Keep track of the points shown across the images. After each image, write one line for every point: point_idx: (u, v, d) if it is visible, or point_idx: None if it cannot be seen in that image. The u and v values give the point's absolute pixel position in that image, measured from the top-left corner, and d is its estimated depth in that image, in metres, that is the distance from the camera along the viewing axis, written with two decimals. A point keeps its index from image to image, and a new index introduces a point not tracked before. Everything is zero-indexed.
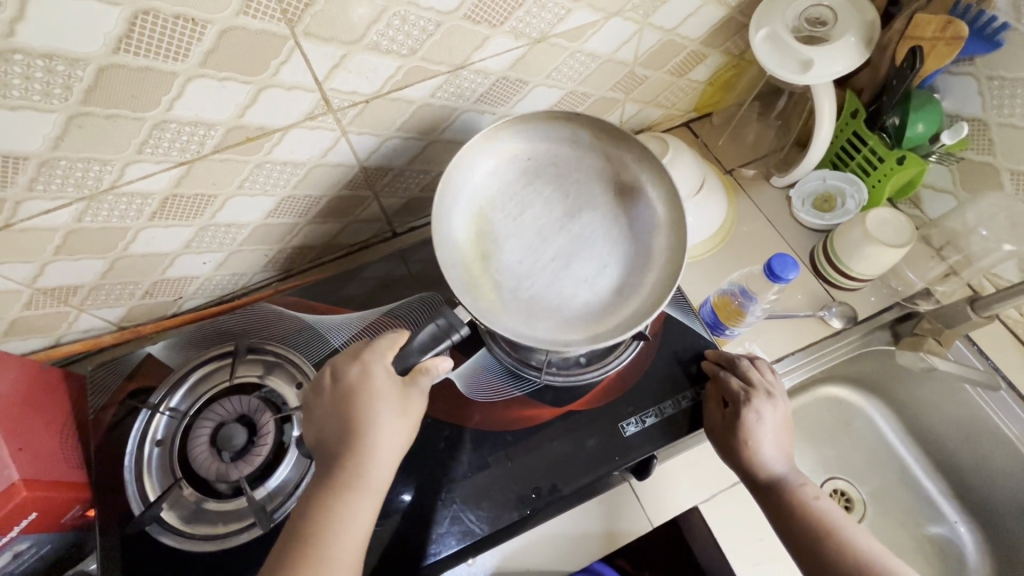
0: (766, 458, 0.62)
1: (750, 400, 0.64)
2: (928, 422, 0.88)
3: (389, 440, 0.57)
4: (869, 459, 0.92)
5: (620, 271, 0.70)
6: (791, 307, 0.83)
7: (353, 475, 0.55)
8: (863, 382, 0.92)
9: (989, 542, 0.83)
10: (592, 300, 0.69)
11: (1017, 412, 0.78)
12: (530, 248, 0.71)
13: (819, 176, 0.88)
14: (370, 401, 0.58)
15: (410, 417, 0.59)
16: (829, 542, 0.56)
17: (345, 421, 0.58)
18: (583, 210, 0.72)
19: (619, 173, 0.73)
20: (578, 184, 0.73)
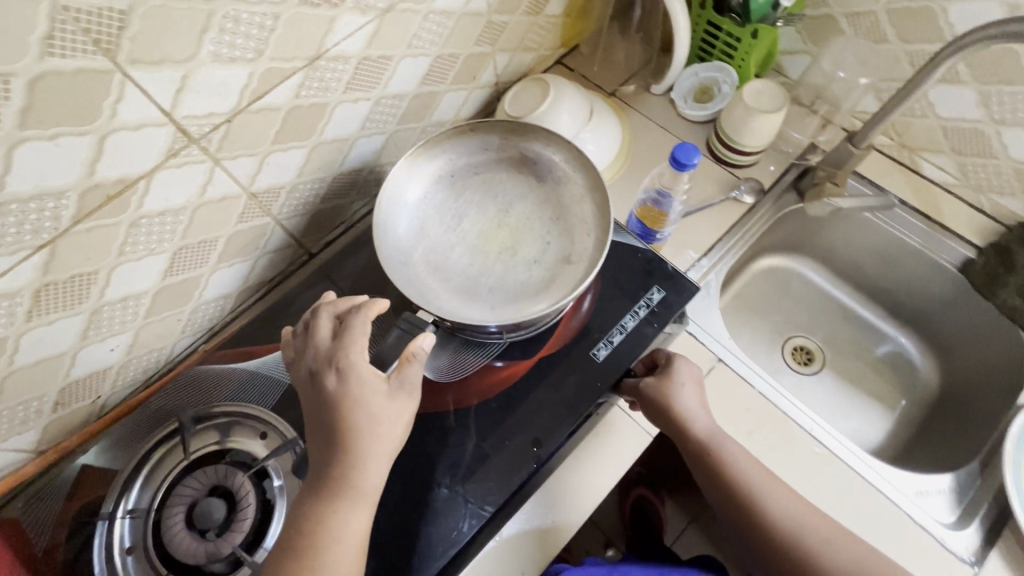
0: (699, 436, 0.64)
1: (678, 382, 0.66)
2: (849, 261, 0.97)
3: (374, 428, 0.53)
4: (814, 310, 1.01)
5: (559, 244, 0.68)
6: (706, 196, 0.87)
7: (349, 483, 0.52)
8: (789, 246, 0.99)
9: (926, 340, 0.94)
10: (542, 276, 0.66)
11: (912, 223, 0.86)
12: (476, 247, 0.69)
13: (691, 72, 0.93)
14: (351, 392, 0.53)
15: (403, 413, 0.55)
16: (746, 494, 0.61)
17: (330, 430, 0.53)
18: (513, 201, 0.71)
19: (534, 161, 0.72)
20: (504, 183, 0.72)
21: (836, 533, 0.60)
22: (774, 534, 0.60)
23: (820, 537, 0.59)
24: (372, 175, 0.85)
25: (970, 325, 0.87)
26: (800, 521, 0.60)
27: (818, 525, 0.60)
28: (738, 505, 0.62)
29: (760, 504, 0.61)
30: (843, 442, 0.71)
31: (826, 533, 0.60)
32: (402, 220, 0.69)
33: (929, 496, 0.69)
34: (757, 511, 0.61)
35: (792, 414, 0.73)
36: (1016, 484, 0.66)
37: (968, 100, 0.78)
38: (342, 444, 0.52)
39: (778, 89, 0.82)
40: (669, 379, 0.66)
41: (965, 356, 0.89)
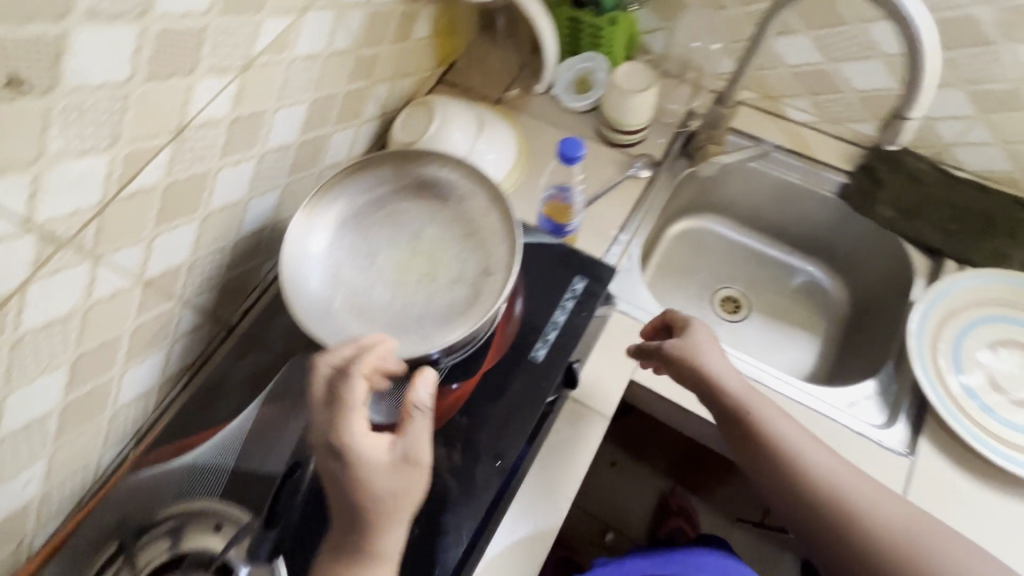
0: (729, 396, 0.65)
1: (697, 349, 0.68)
2: (749, 209, 1.04)
3: (387, 501, 0.50)
4: (731, 260, 1.08)
5: (475, 258, 0.68)
6: (605, 181, 0.91)
7: (370, 554, 0.51)
8: (693, 208, 1.06)
9: (829, 265, 1.03)
10: (466, 293, 0.67)
11: (790, 163, 0.93)
12: (396, 281, 0.68)
13: (567, 67, 0.97)
14: (356, 470, 0.50)
15: (414, 481, 0.51)
16: (783, 448, 0.62)
17: (346, 505, 0.51)
18: (422, 227, 0.71)
19: (432, 184, 0.72)
20: (410, 212, 0.72)
21: (875, 489, 0.60)
22: (816, 487, 0.60)
23: (864, 495, 0.59)
24: (276, 232, 0.82)
25: (861, 243, 0.96)
26: (842, 481, 0.60)
27: (862, 483, 0.60)
28: (774, 460, 0.62)
29: (795, 458, 0.61)
30: (775, 378, 0.77)
31: (866, 489, 0.60)
32: (313, 271, 0.66)
33: (860, 406, 0.76)
34: (797, 464, 0.61)
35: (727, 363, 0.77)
36: (926, 375, 0.73)
37: (807, 46, 0.86)
38: (359, 519, 0.51)
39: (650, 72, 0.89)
40: (688, 345, 0.68)
41: (863, 272, 0.97)
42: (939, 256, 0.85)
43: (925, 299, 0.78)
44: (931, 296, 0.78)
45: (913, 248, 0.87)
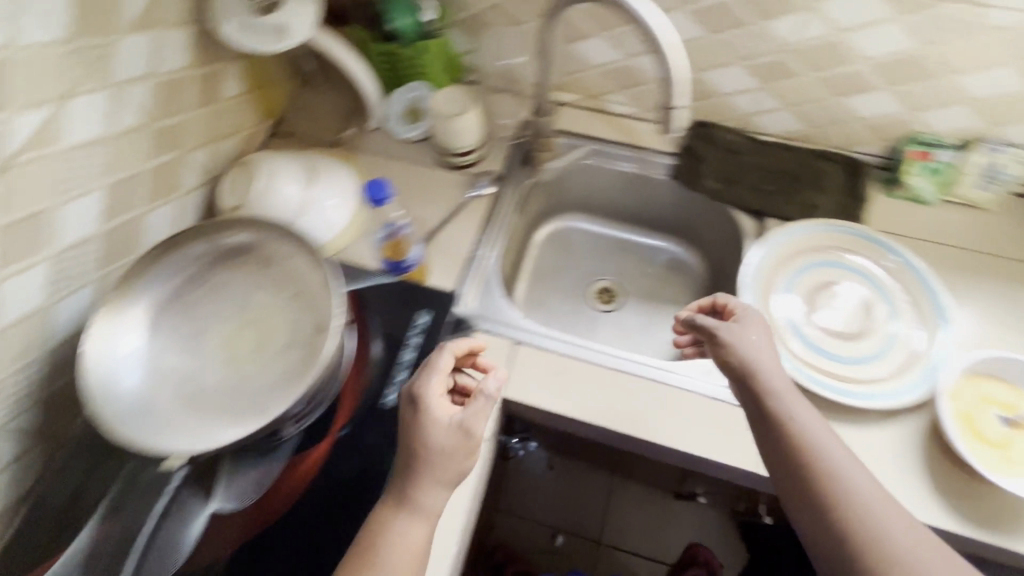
0: (775, 395, 0.62)
1: (752, 348, 0.65)
2: (602, 202, 1.09)
3: (435, 457, 0.55)
4: (599, 253, 1.13)
5: (305, 318, 0.67)
6: (451, 205, 0.93)
7: (406, 507, 0.55)
8: (552, 211, 1.11)
9: (685, 240, 1.09)
10: (299, 356, 0.65)
11: (620, 154, 0.98)
12: (228, 359, 0.65)
13: (393, 100, 0.96)
14: (419, 419, 0.57)
15: (462, 452, 0.55)
16: (811, 459, 0.58)
17: (404, 450, 0.57)
18: (248, 298, 0.69)
19: (250, 251, 0.70)
20: (232, 285, 0.69)
21: (910, 524, 0.54)
22: (841, 505, 0.55)
23: (898, 531, 0.53)
24: None
25: (702, 216, 1.01)
26: (876, 509, 0.54)
27: (901, 519, 0.54)
28: (800, 469, 0.58)
29: (823, 470, 0.57)
30: (636, 364, 0.80)
31: (901, 528, 0.53)
32: (129, 371, 0.62)
33: (716, 372, 0.79)
34: (829, 479, 0.56)
35: (589, 359, 0.80)
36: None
37: (604, 47, 0.89)
38: (407, 465, 0.56)
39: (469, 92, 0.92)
40: (745, 328, 0.67)
41: (711, 242, 1.03)
42: (762, 216, 0.92)
43: (756, 249, 0.84)
44: (763, 244, 0.84)
45: (741, 213, 0.93)
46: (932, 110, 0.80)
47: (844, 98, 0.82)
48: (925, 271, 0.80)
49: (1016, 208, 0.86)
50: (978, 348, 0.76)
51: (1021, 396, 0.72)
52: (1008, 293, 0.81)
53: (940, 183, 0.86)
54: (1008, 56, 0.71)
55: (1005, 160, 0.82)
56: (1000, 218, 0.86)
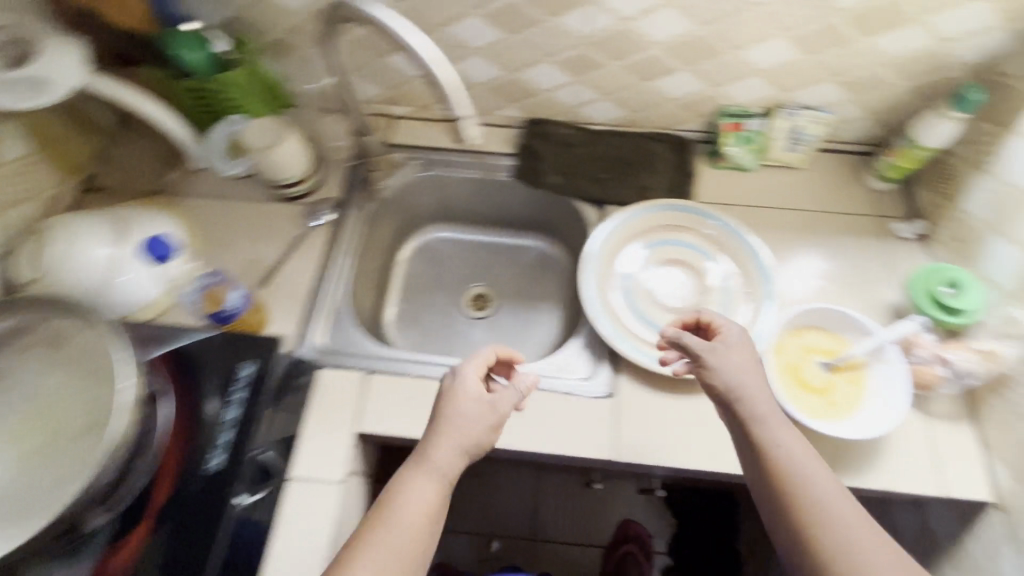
0: (759, 420, 0.58)
1: (735, 368, 0.61)
2: (461, 210, 1.08)
3: (460, 428, 0.60)
4: (470, 260, 1.12)
5: (98, 394, 0.61)
6: (291, 239, 0.89)
7: (423, 464, 0.59)
8: (413, 226, 1.08)
9: (548, 235, 1.10)
10: (94, 438, 0.59)
11: (461, 162, 0.97)
12: (19, 456, 0.60)
13: (210, 135, 0.85)
14: (455, 390, 0.63)
15: (486, 421, 0.62)
16: (788, 495, 0.55)
17: (433, 419, 0.62)
18: (35, 384, 0.62)
19: (30, 333, 0.63)
20: (14, 374, 0.62)
21: (895, 556, 0.52)
22: (820, 539, 0.53)
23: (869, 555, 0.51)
24: None
25: (555, 210, 1.02)
26: (851, 533, 0.52)
27: (876, 545, 0.52)
28: (781, 505, 0.56)
29: (805, 503, 0.54)
30: None
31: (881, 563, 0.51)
32: None
33: (569, 365, 0.81)
34: (809, 516, 0.54)
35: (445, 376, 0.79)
36: (597, 310, 0.81)
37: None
38: (434, 428, 0.61)
39: (288, 121, 0.88)
40: (732, 351, 0.62)
41: (570, 235, 1.05)
42: (604, 204, 0.94)
43: (596, 235, 0.86)
44: (603, 227, 0.86)
45: (584, 204, 0.95)
46: (732, 83, 0.84)
47: (651, 82, 0.85)
48: (750, 236, 0.84)
49: (827, 163, 0.92)
50: (796, 305, 0.81)
51: (837, 342, 0.77)
52: (824, 245, 0.87)
53: (755, 150, 0.90)
54: (778, 28, 0.74)
55: (803, 122, 0.86)
56: (814, 174, 0.92)
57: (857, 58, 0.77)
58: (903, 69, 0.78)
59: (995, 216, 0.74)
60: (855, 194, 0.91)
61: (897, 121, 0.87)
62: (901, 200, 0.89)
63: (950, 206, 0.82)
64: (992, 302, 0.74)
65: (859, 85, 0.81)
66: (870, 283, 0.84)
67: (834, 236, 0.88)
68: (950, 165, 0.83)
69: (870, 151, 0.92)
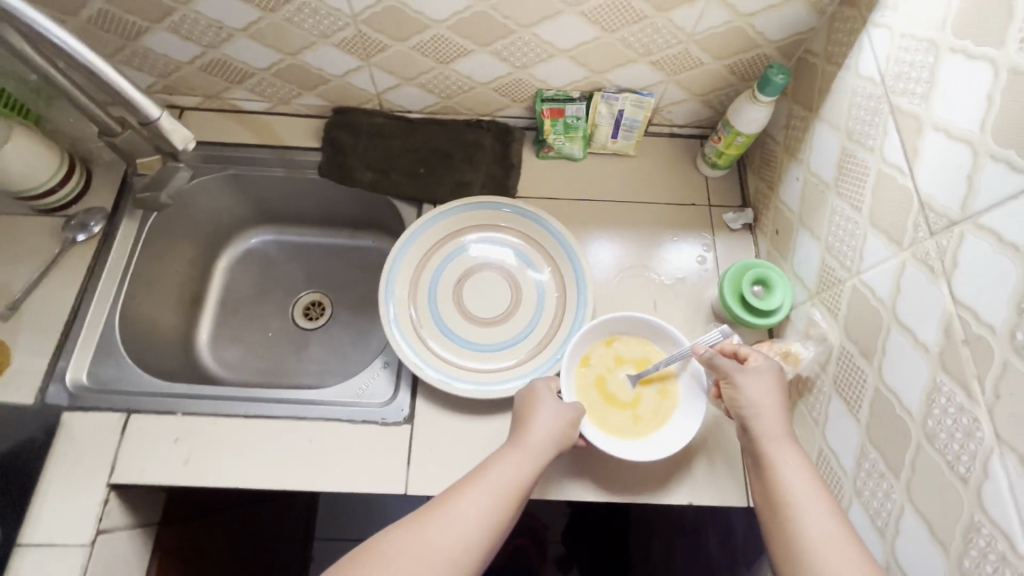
0: (769, 422, 0.56)
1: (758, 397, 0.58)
2: (283, 210, 0.96)
3: (547, 428, 0.60)
4: (302, 264, 1.01)
5: None
6: (45, 257, 0.76)
7: (516, 444, 0.58)
8: (228, 230, 0.96)
9: (384, 234, 1.00)
10: None
11: (259, 159, 0.86)
12: None
13: None
14: (542, 395, 0.64)
15: (570, 423, 0.62)
16: (771, 480, 0.53)
17: (517, 420, 0.62)
18: None
19: None
20: None
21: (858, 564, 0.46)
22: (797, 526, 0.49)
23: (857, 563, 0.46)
24: None
25: (380, 209, 0.92)
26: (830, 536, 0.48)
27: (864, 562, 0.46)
28: (770, 489, 0.53)
29: (785, 495, 0.51)
30: (276, 404, 0.71)
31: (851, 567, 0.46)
32: None
33: (367, 389, 0.74)
34: (786, 510, 0.50)
35: (221, 410, 0.70)
36: (397, 330, 0.73)
37: (173, 40, 0.73)
38: (520, 427, 0.61)
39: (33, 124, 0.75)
40: (756, 375, 0.59)
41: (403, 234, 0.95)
42: (423, 202, 0.85)
43: (405, 237, 0.77)
44: (421, 223, 0.78)
45: (403, 202, 0.86)
46: (538, 65, 0.75)
47: (450, 65, 0.75)
48: (569, 239, 0.77)
49: (660, 149, 0.86)
50: (610, 307, 0.77)
51: (649, 351, 0.71)
52: (650, 240, 0.81)
53: (580, 139, 0.82)
54: (564, 2, 0.66)
55: (623, 106, 0.79)
56: (645, 162, 0.86)
57: (658, 36, 0.69)
58: (711, 47, 0.71)
59: (803, 207, 0.70)
60: (688, 181, 0.85)
61: (724, 102, 0.81)
62: (734, 187, 0.84)
63: (773, 194, 0.77)
64: (799, 300, 0.70)
65: (672, 65, 0.74)
66: (693, 280, 0.79)
67: (663, 230, 0.82)
68: (772, 150, 0.78)
69: (704, 135, 0.87)
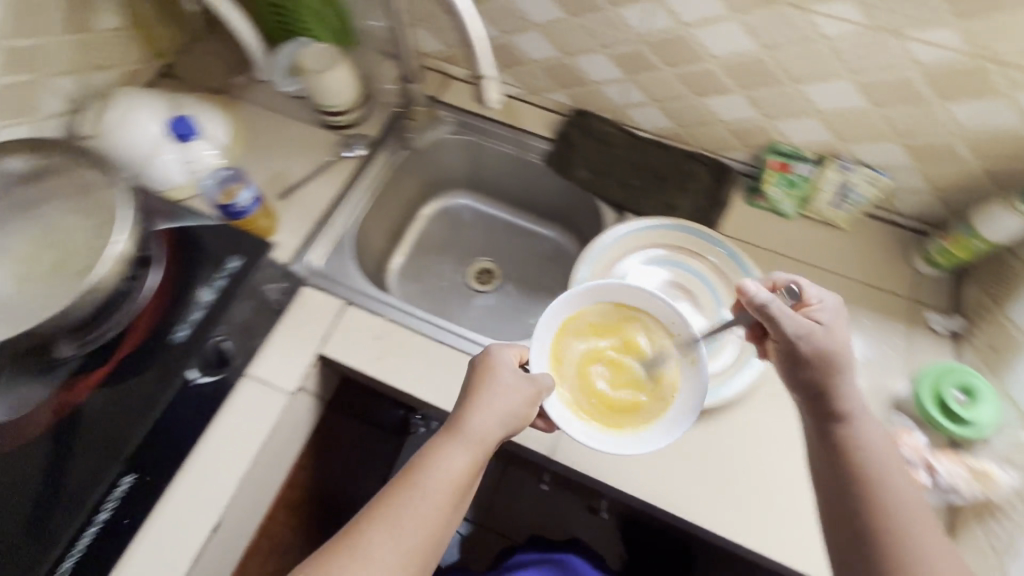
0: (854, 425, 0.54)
1: (834, 357, 0.54)
2: (492, 183, 1.08)
3: (490, 418, 0.57)
4: (486, 234, 1.12)
5: (85, 245, 0.67)
6: (320, 161, 0.93)
7: (458, 433, 0.56)
8: (442, 186, 1.10)
9: (566, 229, 1.08)
10: (69, 285, 0.64)
11: (497, 134, 0.97)
12: (15, 276, 0.66)
13: (283, 54, 0.93)
14: (485, 372, 0.60)
15: (523, 400, 0.60)
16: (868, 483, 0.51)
17: (460, 399, 0.59)
18: (41, 218, 0.69)
19: (55, 174, 0.70)
20: (30, 206, 0.69)
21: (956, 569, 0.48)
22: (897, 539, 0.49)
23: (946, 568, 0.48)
24: None
25: (578, 207, 1.01)
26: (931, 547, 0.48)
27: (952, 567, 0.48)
28: (865, 496, 0.51)
29: (880, 501, 0.50)
30: (459, 339, 0.80)
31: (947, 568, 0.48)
32: None
33: None
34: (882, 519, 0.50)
35: (416, 327, 0.80)
36: None
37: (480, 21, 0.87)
38: (460, 416, 0.58)
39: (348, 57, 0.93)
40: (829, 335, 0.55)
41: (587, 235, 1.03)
42: (626, 212, 0.91)
43: (605, 236, 0.84)
44: (621, 229, 0.84)
45: (607, 206, 0.92)
46: (787, 119, 0.79)
47: (703, 98, 0.82)
48: None
49: (873, 231, 0.85)
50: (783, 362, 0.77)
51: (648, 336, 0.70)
52: None
53: (797, 197, 0.84)
54: (845, 68, 0.70)
55: (856, 179, 0.79)
56: (854, 238, 0.85)
57: (925, 122, 0.71)
58: (977, 145, 0.71)
59: None
60: (895, 270, 0.83)
61: (962, 204, 0.79)
62: (944, 291, 0.81)
63: (995, 308, 0.74)
64: (1004, 422, 0.66)
65: (925, 152, 0.74)
66: (879, 366, 0.76)
67: (855, 308, 0.81)
68: (1008, 265, 0.74)
69: (926, 231, 0.84)
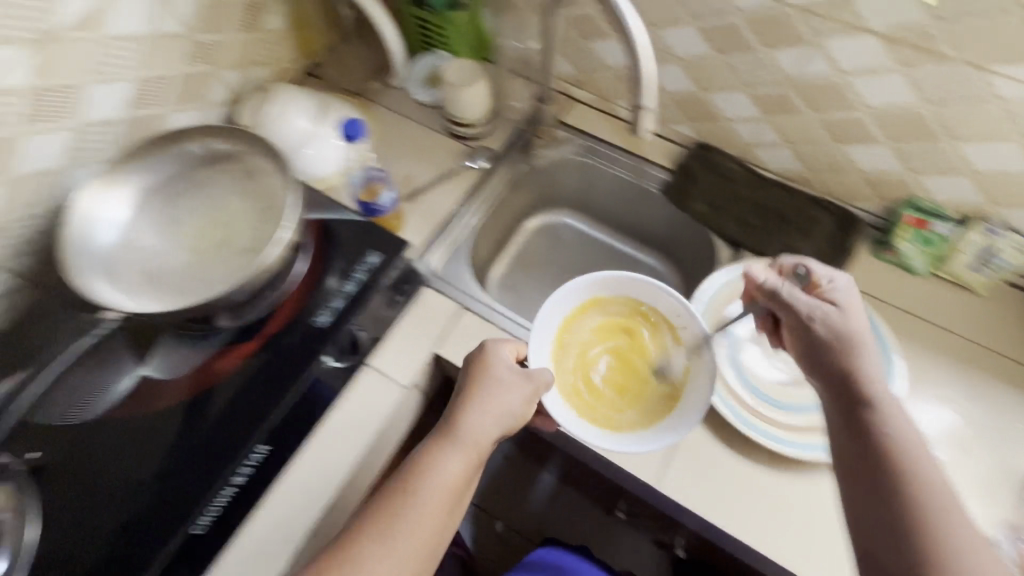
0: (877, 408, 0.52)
1: (848, 336, 0.56)
2: (598, 205, 1.10)
3: (484, 420, 0.60)
4: (585, 254, 1.13)
5: (253, 226, 0.73)
6: (446, 167, 0.97)
7: (452, 439, 0.59)
8: (548, 202, 1.12)
9: (669, 258, 1.08)
10: (239, 262, 0.70)
11: (617, 158, 0.99)
12: (188, 247, 0.73)
13: (420, 63, 1.02)
14: (482, 372, 0.63)
15: (520, 397, 0.63)
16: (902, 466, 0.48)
17: (455, 400, 0.62)
18: (214, 197, 0.75)
19: (233, 158, 0.76)
20: (206, 184, 0.75)
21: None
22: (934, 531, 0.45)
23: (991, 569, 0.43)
24: None
25: (688, 238, 1.01)
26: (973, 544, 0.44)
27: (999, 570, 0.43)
28: (898, 481, 0.48)
29: (920, 488, 0.47)
30: None
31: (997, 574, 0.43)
32: (108, 232, 0.70)
33: None
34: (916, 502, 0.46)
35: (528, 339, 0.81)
36: None
37: None
38: (452, 423, 0.60)
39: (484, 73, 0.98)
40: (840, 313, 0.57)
41: (692, 268, 1.03)
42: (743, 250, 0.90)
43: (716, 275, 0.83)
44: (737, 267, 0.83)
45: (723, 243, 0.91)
46: (933, 175, 0.78)
47: (844, 145, 0.81)
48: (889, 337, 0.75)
49: (1011, 299, 0.81)
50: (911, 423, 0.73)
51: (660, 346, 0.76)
52: (975, 381, 0.76)
53: (932, 256, 0.81)
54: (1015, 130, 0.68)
55: (1003, 245, 0.77)
56: (991, 305, 0.81)
57: None
58: None
59: None
60: None
61: None
62: None
63: None
64: None
65: None
66: (1014, 442, 0.72)
67: (991, 378, 0.76)
68: None
69: None
